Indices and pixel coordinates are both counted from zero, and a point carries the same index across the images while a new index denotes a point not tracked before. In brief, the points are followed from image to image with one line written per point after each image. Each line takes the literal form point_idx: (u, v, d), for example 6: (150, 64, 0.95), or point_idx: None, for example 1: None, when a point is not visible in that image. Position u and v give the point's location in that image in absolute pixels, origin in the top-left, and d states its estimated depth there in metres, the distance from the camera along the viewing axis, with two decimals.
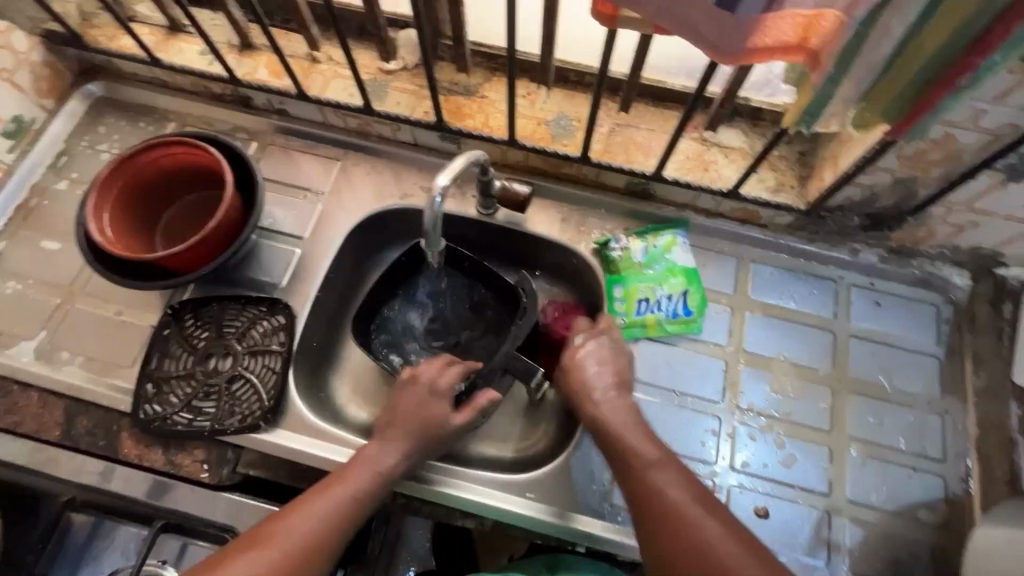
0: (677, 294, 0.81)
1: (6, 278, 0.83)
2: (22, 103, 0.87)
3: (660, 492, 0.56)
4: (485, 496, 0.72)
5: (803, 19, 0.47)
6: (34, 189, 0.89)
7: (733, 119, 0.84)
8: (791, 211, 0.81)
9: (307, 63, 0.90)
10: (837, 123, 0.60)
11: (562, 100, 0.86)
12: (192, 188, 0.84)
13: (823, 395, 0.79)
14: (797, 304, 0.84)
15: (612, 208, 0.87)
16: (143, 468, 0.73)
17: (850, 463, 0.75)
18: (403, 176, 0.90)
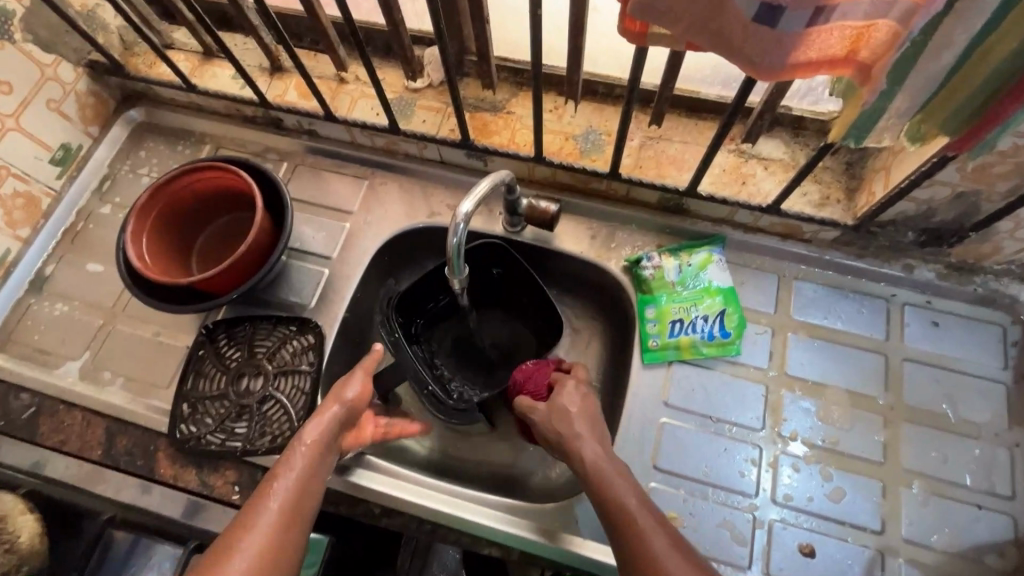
0: (713, 315, 0.77)
1: (54, 300, 0.87)
2: (69, 131, 0.91)
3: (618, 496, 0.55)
4: (507, 524, 0.69)
5: (853, 31, 0.44)
6: (81, 213, 0.93)
7: (773, 129, 0.79)
8: (838, 227, 0.76)
9: (335, 83, 0.90)
10: (890, 137, 0.55)
11: (591, 113, 0.84)
12: (226, 210, 0.86)
13: (875, 425, 0.73)
14: (845, 324, 0.79)
15: (643, 223, 0.84)
16: (180, 488, 0.73)
17: (907, 500, 0.70)
18: (428, 194, 0.90)
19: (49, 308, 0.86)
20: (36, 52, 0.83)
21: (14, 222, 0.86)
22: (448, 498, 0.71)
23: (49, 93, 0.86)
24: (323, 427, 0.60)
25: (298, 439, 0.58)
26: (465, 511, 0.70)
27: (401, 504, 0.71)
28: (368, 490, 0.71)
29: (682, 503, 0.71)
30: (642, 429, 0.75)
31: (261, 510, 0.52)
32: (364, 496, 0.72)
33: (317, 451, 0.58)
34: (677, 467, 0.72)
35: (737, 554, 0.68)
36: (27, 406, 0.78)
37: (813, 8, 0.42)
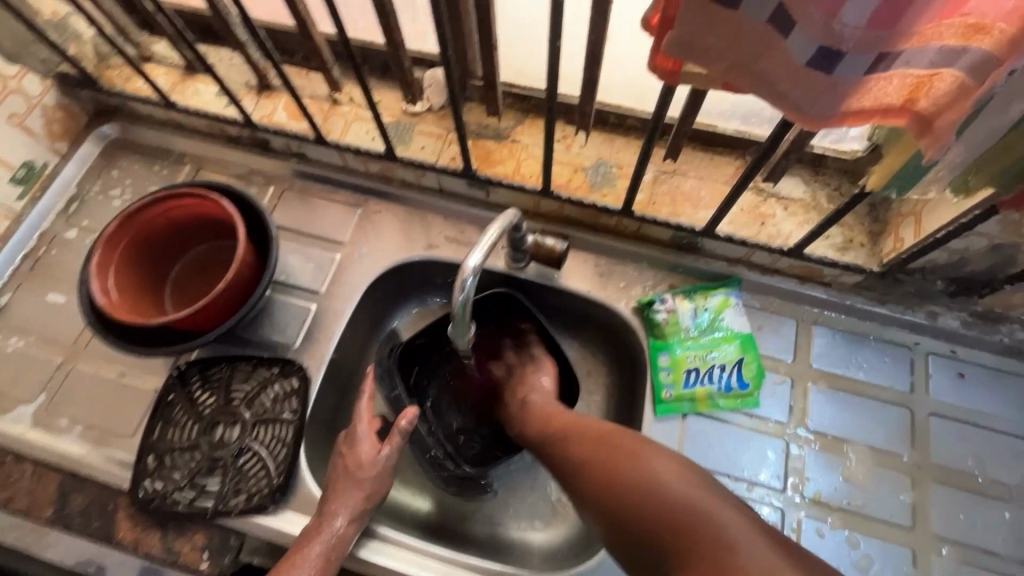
0: (730, 364, 0.72)
1: (8, 333, 0.78)
2: (32, 148, 0.83)
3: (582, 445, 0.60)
4: None
5: (913, 80, 0.39)
6: (44, 237, 0.85)
7: (793, 167, 0.75)
8: (862, 272, 0.72)
9: (328, 104, 0.84)
10: (935, 188, 0.50)
11: (601, 144, 0.79)
12: (204, 239, 0.79)
13: (902, 486, 0.69)
14: (868, 375, 0.74)
15: (655, 262, 0.79)
16: (140, 554, 0.65)
17: (937, 569, 0.65)
18: (424, 225, 0.84)
19: (2, 343, 0.78)
20: None
21: None
22: (433, 567, 0.64)
23: (10, 108, 0.79)
24: (350, 509, 0.60)
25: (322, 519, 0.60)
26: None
27: None
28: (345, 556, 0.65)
29: None
30: None
31: None
32: (368, 571, 0.65)
33: (335, 539, 0.59)
34: None
35: None
36: None
37: (876, 54, 0.37)
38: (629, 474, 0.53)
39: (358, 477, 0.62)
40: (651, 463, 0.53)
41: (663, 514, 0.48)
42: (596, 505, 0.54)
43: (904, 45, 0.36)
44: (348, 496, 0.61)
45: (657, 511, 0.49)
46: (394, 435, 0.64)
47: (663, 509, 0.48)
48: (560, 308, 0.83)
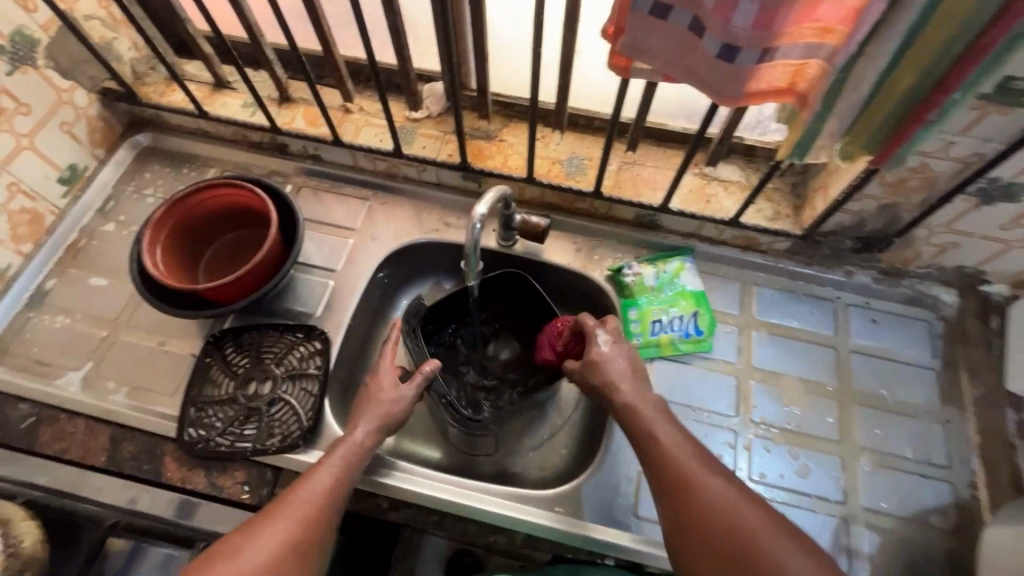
0: (688, 315, 0.87)
1: (55, 313, 0.88)
2: (77, 153, 0.94)
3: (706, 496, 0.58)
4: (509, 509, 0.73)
5: (791, 68, 0.56)
6: (84, 231, 0.95)
7: (730, 156, 0.92)
8: (789, 237, 0.88)
9: (341, 113, 0.98)
10: (826, 155, 0.67)
11: (574, 141, 0.95)
12: (235, 226, 0.90)
13: (831, 408, 0.83)
14: (800, 323, 0.90)
15: (623, 238, 0.94)
16: (186, 490, 0.74)
17: (861, 472, 0.79)
18: (425, 213, 0.98)
19: (50, 321, 0.87)
20: (56, 78, 0.87)
21: (17, 237, 0.87)
22: (441, 488, 0.74)
23: (63, 117, 0.90)
24: (370, 423, 0.71)
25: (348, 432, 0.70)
26: (458, 499, 0.73)
27: (423, 499, 0.74)
28: (364, 480, 0.74)
29: None
30: None
31: (302, 488, 0.63)
32: (383, 493, 0.74)
33: (357, 447, 0.68)
34: None
35: None
36: (25, 416, 0.78)
37: (762, 49, 0.53)
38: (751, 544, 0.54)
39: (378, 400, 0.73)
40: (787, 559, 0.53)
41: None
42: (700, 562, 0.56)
43: (779, 42, 0.53)
44: (369, 416, 0.71)
45: None
46: (417, 377, 0.76)
47: None
48: (545, 280, 0.97)
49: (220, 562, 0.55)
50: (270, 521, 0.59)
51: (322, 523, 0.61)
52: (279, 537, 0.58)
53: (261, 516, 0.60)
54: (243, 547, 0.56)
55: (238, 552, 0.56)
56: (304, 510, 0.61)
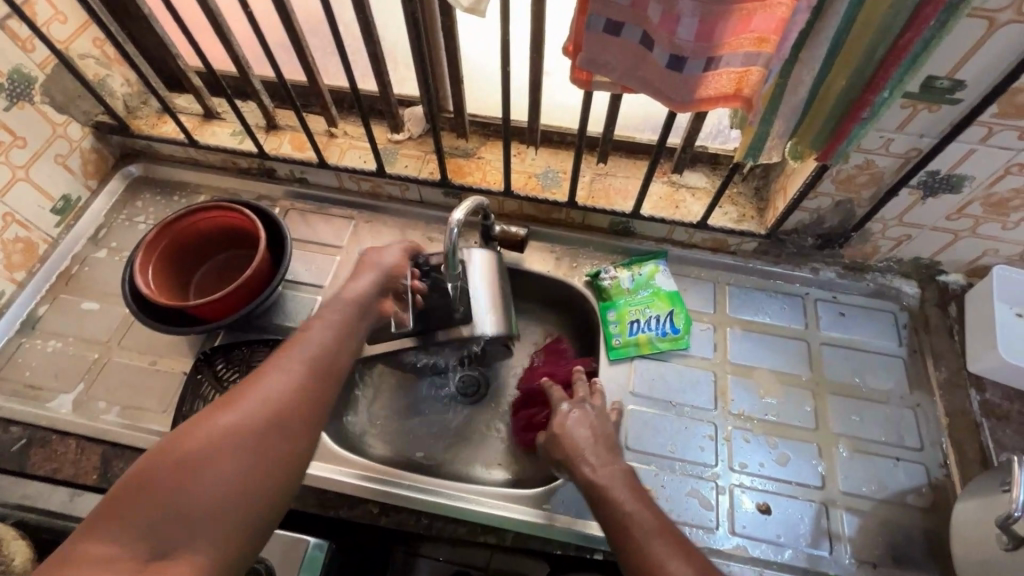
0: (664, 315, 0.91)
1: (47, 337, 0.90)
2: (71, 183, 0.98)
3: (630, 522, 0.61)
4: (497, 508, 0.75)
5: (735, 75, 0.61)
6: (76, 258, 0.98)
7: (695, 164, 0.98)
8: (755, 237, 0.93)
9: (326, 137, 1.03)
10: (777, 154, 0.73)
11: (548, 156, 1.00)
12: (225, 247, 0.93)
13: (806, 398, 0.86)
14: (772, 318, 0.94)
15: (599, 245, 0.99)
16: None
17: (839, 457, 0.82)
18: (409, 229, 1.02)
19: (41, 345, 0.89)
20: (51, 113, 0.92)
21: (11, 266, 0.90)
22: (429, 489, 0.76)
23: (57, 149, 0.94)
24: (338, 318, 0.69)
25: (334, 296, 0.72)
26: (446, 499, 0.75)
27: (411, 502, 0.75)
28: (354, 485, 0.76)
29: (654, 477, 0.79)
30: None
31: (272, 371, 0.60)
32: (371, 498, 0.76)
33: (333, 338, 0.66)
34: (646, 447, 0.82)
35: (706, 517, 0.77)
36: (17, 439, 0.79)
37: (706, 58, 0.59)
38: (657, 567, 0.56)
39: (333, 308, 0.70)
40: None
41: None
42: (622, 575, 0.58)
43: (721, 51, 0.58)
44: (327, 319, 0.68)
45: None
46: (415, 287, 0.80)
47: None
48: (529, 288, 1.01)
49: (219, 415, 0.54)
50: (282, 369, 0.60)
51: (298, 418, 0.58)
52: (295, 384, 0.59)
53: (258, 374, 0.59)
54: (261, 393, 0.57)
55: (258, 398, 0.57)
56: (298, 370, 0.61)
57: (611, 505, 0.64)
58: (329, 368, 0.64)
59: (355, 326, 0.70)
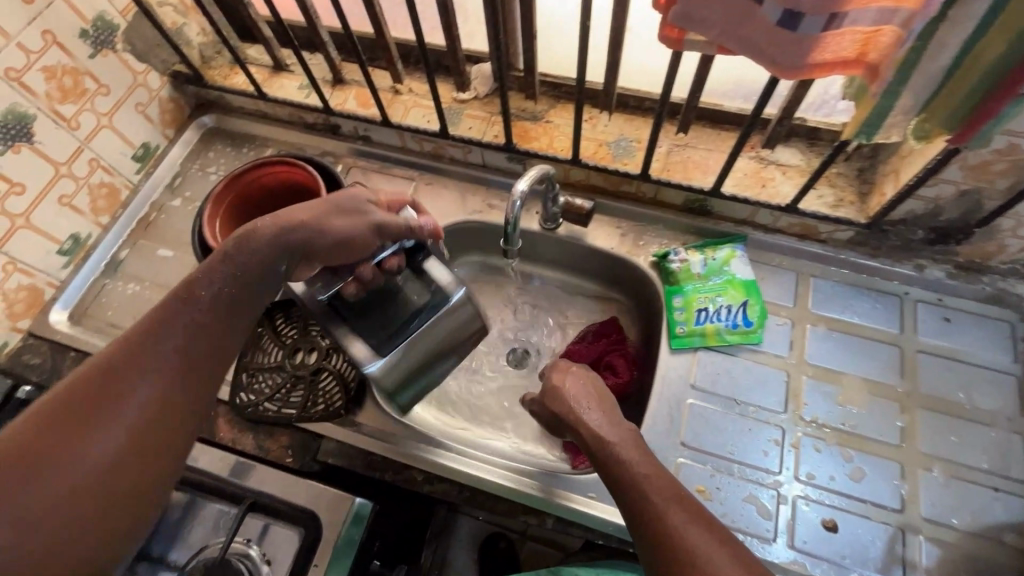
0: (736, 306, 0.83)
1: (128, 281, 0.95)
2: (150, 132, 1.01)
3: (642, 485, 0.53)
4: (539, 488, 0.74)
5: (862, 35, 0.52)
6: (154, 205, 1.02)
7: (790, 138, 0.87)
8: (852, 226, 0.82)
9: (391, 94, 1.00)
10: (898, 133, 0.62)
11: (623, 123, 0.92)
12: (289, 202, 0.94)
13: (893, 411, 0.77)
14: (861, 318, 0.84)
15: (669, 223, 0.91)
16: (236, 452, 0.80)
17: (924, 479, 0.73)
18: (470, 195, 0.98)
19: (123, 288, 0.95)
20: (131, 61, 0.94)
21: (97, 210, 0.95)
22: (476, 465, 0.76)
23: (138, 97, 0.97)
24: (246, 257, 0.57)
25: (209, 279, 0.56)
26: (492, 474, 0.75)
27: (453, 472, 0.76)
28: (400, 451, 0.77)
29: (708, 477, 0.75)
30: (670, 409, 0.79)
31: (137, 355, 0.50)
32: (415, 464, 0.77)
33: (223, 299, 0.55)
34: (704, 445, 0.77)
35: (763, 527, 0.71)
36: None
37: (828, 14, 0.50)
38: (676, 541, 0.48)
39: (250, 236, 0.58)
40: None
41: None
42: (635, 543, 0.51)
43: (848, 7, 0.49)
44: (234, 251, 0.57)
45: None
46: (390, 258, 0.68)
47: None
48: (591, 262, 0.95)
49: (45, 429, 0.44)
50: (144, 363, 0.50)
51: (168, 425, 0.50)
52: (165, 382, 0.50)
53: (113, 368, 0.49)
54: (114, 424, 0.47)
55: (88, 468, 0.45)
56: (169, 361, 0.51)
57: (620, 470, 0.56)
58: (215, 344, 0.54)
59: (259, 256, 0.58)
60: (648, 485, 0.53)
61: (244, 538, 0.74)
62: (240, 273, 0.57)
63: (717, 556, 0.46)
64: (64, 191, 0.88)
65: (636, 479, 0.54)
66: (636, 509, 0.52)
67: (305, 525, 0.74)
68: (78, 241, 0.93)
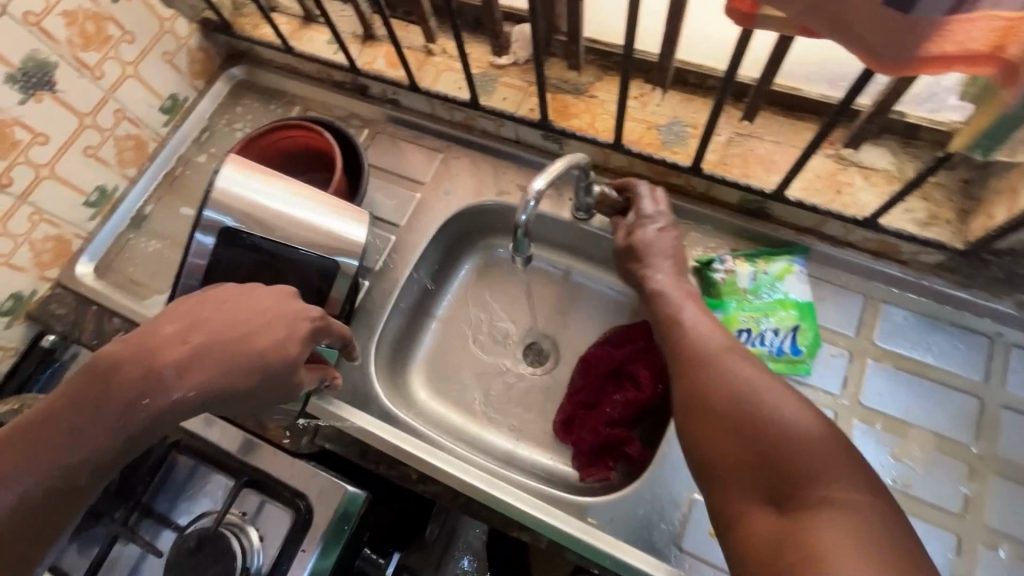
0: (785, 329, 0.72)
1: (151, 237, 0.95)
2: (178, 83, 0.97)
3: (699, 346, 0.62)
4: (532, 505, 0.69)
5: (1002, 24, 0.39)
6: (180, 160, 1.00)
7: (881, 135, 0.72)
8: (943, 250, 0.68)
9: (422, 54, 0.91)
10: None
11: (678, 103, 0.80)
12: (308, 168, 0.89)
13: (959, 474, 0.66)
14: (936, 359, 0.71)
15: (719, 224, 0.80)
16: (239, 427, 0.80)
17: (986, 559, 0.62)
18: (500, 172, 0.90)
19: (145, 244, 0.95)
20: (158, 6, 0.89)
21: (123, 161, 0.94)
22: (466, 468, 0.72)
23: (164, 46, 0.93)
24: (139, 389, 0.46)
25: (74, 434, 0.44)
26: (475, 479, 0.71)
27: (441, 474, 0.72)
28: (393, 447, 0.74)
29: None
30: None
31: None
32: (406, 461, 0.74)
33: (93, 447, 0.45)
34: None
35: None
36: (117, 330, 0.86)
37: None
38: (742, 399, 0.55)
39: (142, 365, 0.46)
40: (830, 488, 0.46)
41: (756, 434, 0.52)
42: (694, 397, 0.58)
43: None
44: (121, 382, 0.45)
45: (753, 434, 0.52)
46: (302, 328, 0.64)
47: (772, 442, 0.51)
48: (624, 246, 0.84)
49: None
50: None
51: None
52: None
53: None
54: None
55: None
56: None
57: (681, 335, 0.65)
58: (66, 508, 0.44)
59: (154, 390, 0.46)
60: (708, 348, 0.62)
61: (240, 512, 0.74)
62: (96, 448, 0.45)
63: (787, 415, 0.52)
64: (88, 142, 0.86)
65: (693, 341, 0.63)
66: (696, 364, 0.60)
67: (297, 508, 0.74)
68: (105, 194, 0.93)
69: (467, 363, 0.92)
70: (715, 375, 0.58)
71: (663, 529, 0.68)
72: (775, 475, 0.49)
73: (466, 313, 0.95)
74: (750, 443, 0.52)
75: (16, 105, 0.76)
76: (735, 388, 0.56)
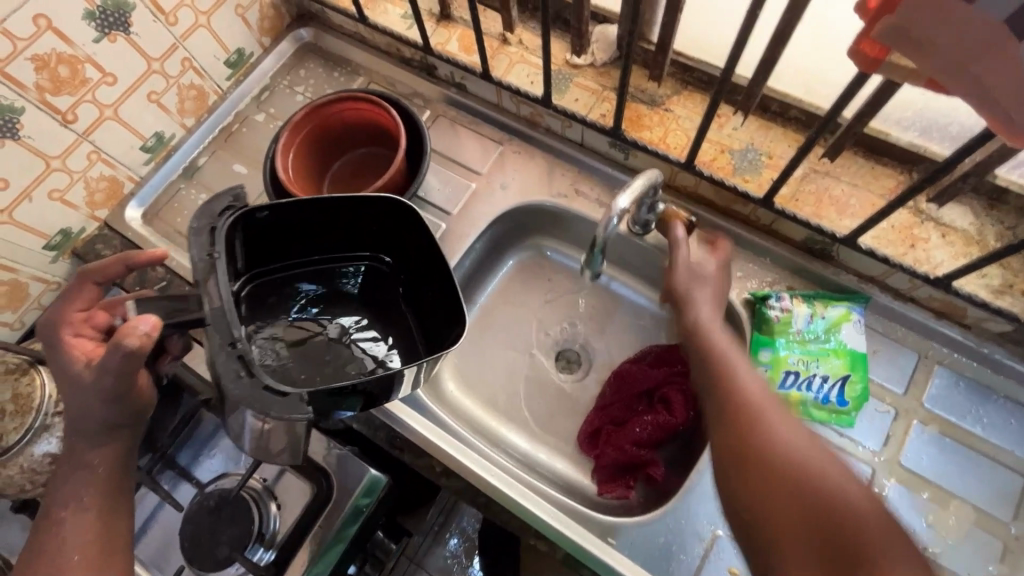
0: (835, 378, 0.70)
1: (199, 188, 0.94)
2: (247, 38, 0.96)
3: (745, 391, 0.60)
4: (552, 517, 0.69)
5: None
6: (238, 115, 0.99)
7: (965, 193, 0.70)
8: (1013, 322, 0.66)
9: (498, 42, 0.89)
10: None
11: (756, 129, 0.77)
12: (366, 143, 0.87)
13: (993, 552, 0.64)
14: (985, 431, 0.69)
15: (779, 259, 0.78)
16: None
17: None
18: (559, 173, 0.88)
19: (193, 195, 0.94)
20: None
21: (183, 110, 0.93)
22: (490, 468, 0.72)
23: None
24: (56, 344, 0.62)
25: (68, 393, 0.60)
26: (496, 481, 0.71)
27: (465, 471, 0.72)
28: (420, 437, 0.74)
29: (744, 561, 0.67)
30: None
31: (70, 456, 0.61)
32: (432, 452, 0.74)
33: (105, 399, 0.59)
34: None
35: None
36: (159, 279, 0.86)
37: None
38: (797, 466, 0.53)
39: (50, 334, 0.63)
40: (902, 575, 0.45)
41: (817, 510, 0.50)
42: (737, 459, 0.56)
43: None
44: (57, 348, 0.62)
45: (810, 510, 0.50)
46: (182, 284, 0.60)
47: (836, 520, 0.49)
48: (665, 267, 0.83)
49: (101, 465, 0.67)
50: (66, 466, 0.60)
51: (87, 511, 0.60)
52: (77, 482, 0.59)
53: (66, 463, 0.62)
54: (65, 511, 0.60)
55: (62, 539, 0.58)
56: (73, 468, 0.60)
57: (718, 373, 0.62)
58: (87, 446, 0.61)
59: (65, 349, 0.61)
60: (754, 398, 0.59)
61: (261, 480, 0.74)
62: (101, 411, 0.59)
63: (842, 483, 0.52)
64: (154, 87, 0.86)
65: (740, 391, 0.60)
66: (740, 413, 0.58)
67: (317, 484, 0.73)
68: (161, 140, 0.92)
69: (496, 360, 0.91)
70: (766, 436, 0.56)
71: (682, 561, 0.67)
72: (833, 551, 0.48)
73: (502, 311, 0.94)
74: (808, 522, 0.50)
75: (92, 43, 0.75)
76: (789, 454, 0.54)
